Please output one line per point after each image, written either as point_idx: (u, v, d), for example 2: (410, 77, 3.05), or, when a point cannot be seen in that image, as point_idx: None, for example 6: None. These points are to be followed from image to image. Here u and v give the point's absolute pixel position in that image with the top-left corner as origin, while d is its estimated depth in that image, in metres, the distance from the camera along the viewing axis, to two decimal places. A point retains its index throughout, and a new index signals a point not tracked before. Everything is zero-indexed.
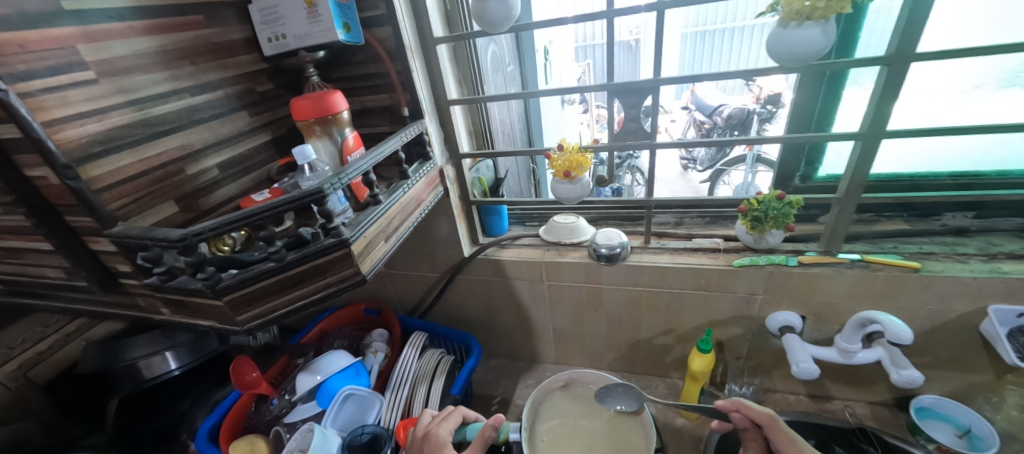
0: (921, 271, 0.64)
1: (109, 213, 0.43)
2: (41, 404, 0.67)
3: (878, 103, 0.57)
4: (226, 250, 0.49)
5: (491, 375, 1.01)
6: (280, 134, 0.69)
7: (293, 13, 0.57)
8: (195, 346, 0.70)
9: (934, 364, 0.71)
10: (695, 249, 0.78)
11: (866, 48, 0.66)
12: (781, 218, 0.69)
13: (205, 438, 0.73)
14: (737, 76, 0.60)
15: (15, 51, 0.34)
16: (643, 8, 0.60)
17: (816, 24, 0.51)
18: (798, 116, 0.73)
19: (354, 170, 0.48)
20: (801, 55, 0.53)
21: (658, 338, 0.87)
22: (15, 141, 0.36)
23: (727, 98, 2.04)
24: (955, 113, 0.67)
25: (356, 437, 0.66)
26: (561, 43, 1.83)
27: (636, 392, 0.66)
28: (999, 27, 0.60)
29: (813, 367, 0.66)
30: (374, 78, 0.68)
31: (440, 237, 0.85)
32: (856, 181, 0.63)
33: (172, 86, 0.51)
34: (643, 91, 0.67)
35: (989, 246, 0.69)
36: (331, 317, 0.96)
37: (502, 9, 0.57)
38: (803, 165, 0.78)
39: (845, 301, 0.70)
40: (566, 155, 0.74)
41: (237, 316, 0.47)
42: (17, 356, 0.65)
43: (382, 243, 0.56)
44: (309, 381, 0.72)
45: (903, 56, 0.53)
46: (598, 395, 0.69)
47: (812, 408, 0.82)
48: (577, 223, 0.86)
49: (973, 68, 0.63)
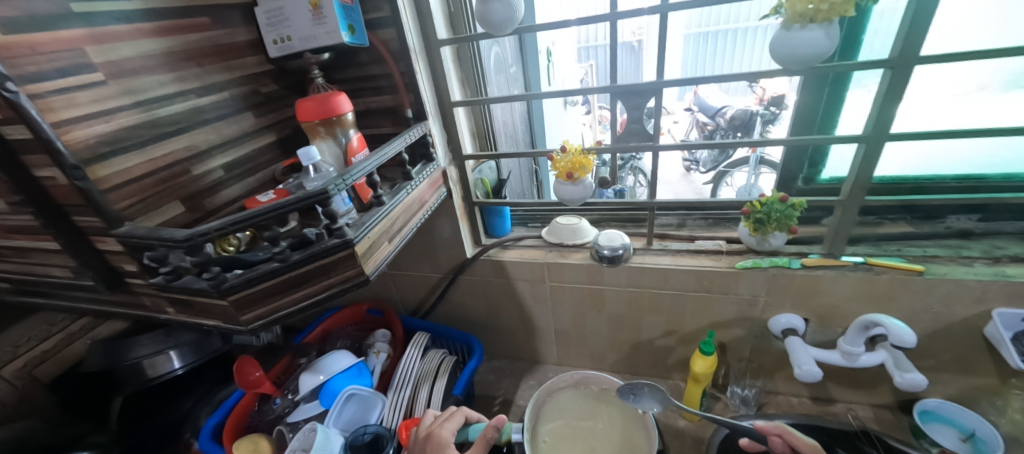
0: (925, 274, 0.64)
1: (115, 213, 0.43)
2: (46, 401, 0.68)
3: (881, 105, 0.57)
4: (232, 250, 0.50)
5: (493, 376, 1.01)
6: (284, 135, 0.69)
7: (298, 15, 0.57)
8: (198, 345, 0.70)
9: (937, 367, 0.71)
10: (697, 251, 0.78)
11: (870, 50, 0.65)
12: (784, 220, 0.68)
13: (208, 437, 0.74)
14: (741, 79, 0.60)
15: (25, 53, 0.35)
16: (646, 11, 0.60)
17: (819, 26, 0.51)
18: (801, 118, 0.73)
19: (358, 171, 0.48)
20: (805, 57, 0.53)
21: (660, 340, 0.86)
22: (24, 142, 0.37)
23: (730, 99, 2.04)
24: (960, 116, 0.67)
25: (358, 437, 0.67)
26: (563, 45, 1.83)
27: (663, 394, 0.66)
28: (1004, 30, 0.59)
29: (817, 369, 0.66)
30: (378, 80, 0.69)
31: (443, 237, 0.86)
32: (860, 183, 0.63)
33: (178, 87, 0.51)
34: (646, 93, 0.67)
35: (993, 249, 0.68)
36: (333, 317, 0.97)
37: (506, 11, 0.57)
38: (807, 167, 0.78)
39: (849, 303, 0.70)
40: (569, 157, 0.74)
41: (242, 316, 0.47)
42: (23, 353, 0.66)
43: (386, 244, 0.57)
44: (312, 381, 0.72)
45: (907, 58, 0.53)
46: (624, 392, 0.69)
47: (815, 411, 0.82)
48: (580, 224, 0.86)
49: (978, 70, 0.62)
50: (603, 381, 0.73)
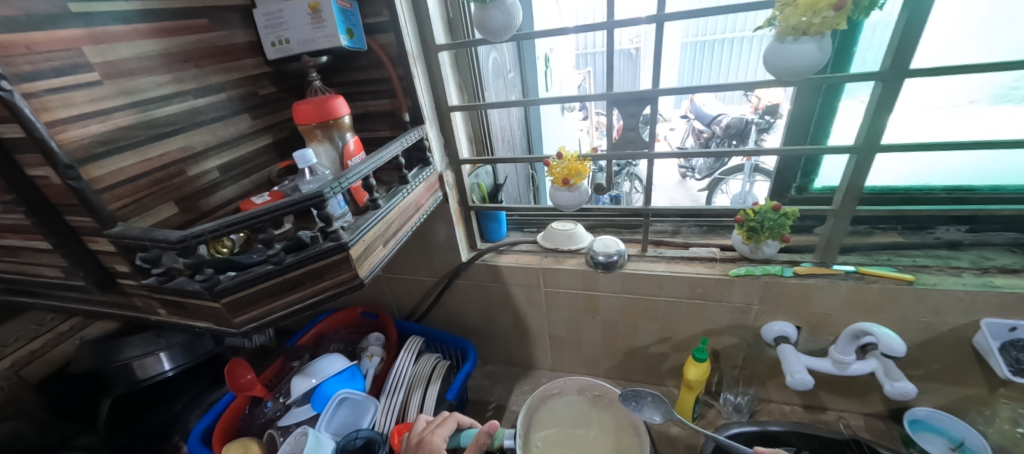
0: (915, 283, 0.65)
1: (109, 213, 0.43)
2: (33, 403, 0.66)
3: (872, 117, 0.58)
4: (226, 251, 0.50)
5: (487, 380, 1.00)
6: (281, 137, 0.69)
7: (297, 18, 0.57)
8: (190, 347, 0.70)
9: (927, 377, 0.72)
10: (692, 258, 0.79)
11: (862, 62, 0.66)
12: (777, 228, 0.69)
13: (198, 441, 0.72)
14: (736, 89, 0.60)
15: (22, 52, 0.35)
16: (643, 20, 0.61)
17: (811, 39, 0.52)
18: (794, 128, 0.74)
19: (354, 174, 0.48)
20: (799, 69, 0.54)
21: (654, 346, 0.87)
22: (18, 141, 0.37)
23: (725, 107, 2.06)
24: (951, 128, 0.68)
25: (350, 441, 0.66)
26: (562, 51, 1.84)
27: (665, 407, 0.67)
28: (993, 47, 0.61)
29: (808, 378, 0.67)
30: (376, 84, 0.69)
31: (439, 241, 0.86)
32: (851, 193, 0.64)
33: (175, 88, 0.51)
34: (643, 100, 0.68)
35: (982, 260, 0.70)
36: (328, 320, 0.96)
37: (504, 18, 0.58)
38: (800, 176, 0.79)
39: (840, 312, 0.70)
40: (565, 163, 0.74)
41: (235, 318, 0.47)
42: (11, 353, 0.65)
43: (381, 247, 0.57)
44: (304, 384, 0.72)
45: (897, 71, 0.54)
46: (626, 398, 0.69)
47: (807, 419, 0.83)
48: (575, 230, 0.86)
49: (970, 83, 0.63)
50: (598, 388, 0.72)
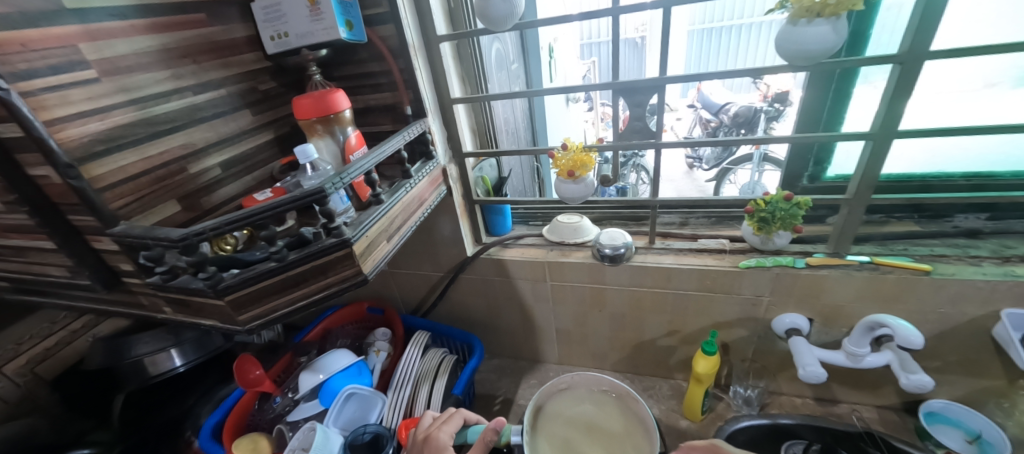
0: (933, 273, 0.63)
1: (110, 212, 0.43)
2: (47, 399, 0.68)
3: (890, 101, 0.56)
4: (229, 249, 0.50)
5: (494, 374, 1.01)
6: (282, 132, 0.69)
7: (295, 11, 0.56)
8: (200, 342, 0.71)
9: (943, 369, 0.70)
10: (700, 249, 0.77)
11: (877, 46, 0.64)
12: (789, 218, 0.67)
13: (209, 436, 0.74)
14: (743, 75, 0.58)
15: (16, 50, 0.34)
16: (648, 5, 0.58)
17: (827, 21, 0.50)
18: (806, 116, 0.72)
19: (356, 169, 0.47)
20: (814, 53, 0.51)
21: (662, 339, 0.86)
22: (17, 140, 0.36)
23: (733, 95, 2.02)
24: (970, 113, 0.65)
25: (358, 436, 0.67)
26: (564, 41, 1.81)
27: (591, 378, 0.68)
28: (1016, 26, 0.58)
29: (821, 371, 0.65)
30: (377, 77, 0.68)
31: (443, 236, 0.85)
32: (866, 181, 0.62)
33: (174, 84, 0.51)
34: (647, 90, 0.66)
35: (1003, 249, 0.67)
36: (334, 316, 0.97)
37: (506, 6, 0.56)
38: (811, 165, 0.77)
39: (853, 303, 0.68)
40: (570, 155, 0.73)
41: (239, 316, 0.47)
42: (24, 351, 0.67)
43: (384, 243, 0.56)
44: (311, 380, 0.72)
45: (917, 53, 0.51)
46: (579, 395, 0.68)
47: (818, 412, 0.81)
48: (581, 222, 0.85)
49: (988, 66, 0.61)
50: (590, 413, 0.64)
